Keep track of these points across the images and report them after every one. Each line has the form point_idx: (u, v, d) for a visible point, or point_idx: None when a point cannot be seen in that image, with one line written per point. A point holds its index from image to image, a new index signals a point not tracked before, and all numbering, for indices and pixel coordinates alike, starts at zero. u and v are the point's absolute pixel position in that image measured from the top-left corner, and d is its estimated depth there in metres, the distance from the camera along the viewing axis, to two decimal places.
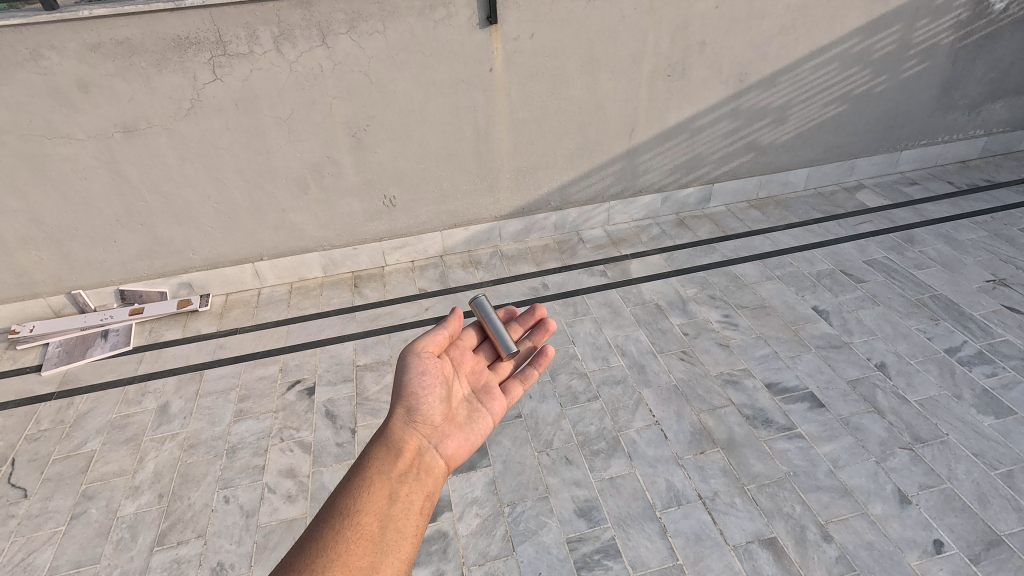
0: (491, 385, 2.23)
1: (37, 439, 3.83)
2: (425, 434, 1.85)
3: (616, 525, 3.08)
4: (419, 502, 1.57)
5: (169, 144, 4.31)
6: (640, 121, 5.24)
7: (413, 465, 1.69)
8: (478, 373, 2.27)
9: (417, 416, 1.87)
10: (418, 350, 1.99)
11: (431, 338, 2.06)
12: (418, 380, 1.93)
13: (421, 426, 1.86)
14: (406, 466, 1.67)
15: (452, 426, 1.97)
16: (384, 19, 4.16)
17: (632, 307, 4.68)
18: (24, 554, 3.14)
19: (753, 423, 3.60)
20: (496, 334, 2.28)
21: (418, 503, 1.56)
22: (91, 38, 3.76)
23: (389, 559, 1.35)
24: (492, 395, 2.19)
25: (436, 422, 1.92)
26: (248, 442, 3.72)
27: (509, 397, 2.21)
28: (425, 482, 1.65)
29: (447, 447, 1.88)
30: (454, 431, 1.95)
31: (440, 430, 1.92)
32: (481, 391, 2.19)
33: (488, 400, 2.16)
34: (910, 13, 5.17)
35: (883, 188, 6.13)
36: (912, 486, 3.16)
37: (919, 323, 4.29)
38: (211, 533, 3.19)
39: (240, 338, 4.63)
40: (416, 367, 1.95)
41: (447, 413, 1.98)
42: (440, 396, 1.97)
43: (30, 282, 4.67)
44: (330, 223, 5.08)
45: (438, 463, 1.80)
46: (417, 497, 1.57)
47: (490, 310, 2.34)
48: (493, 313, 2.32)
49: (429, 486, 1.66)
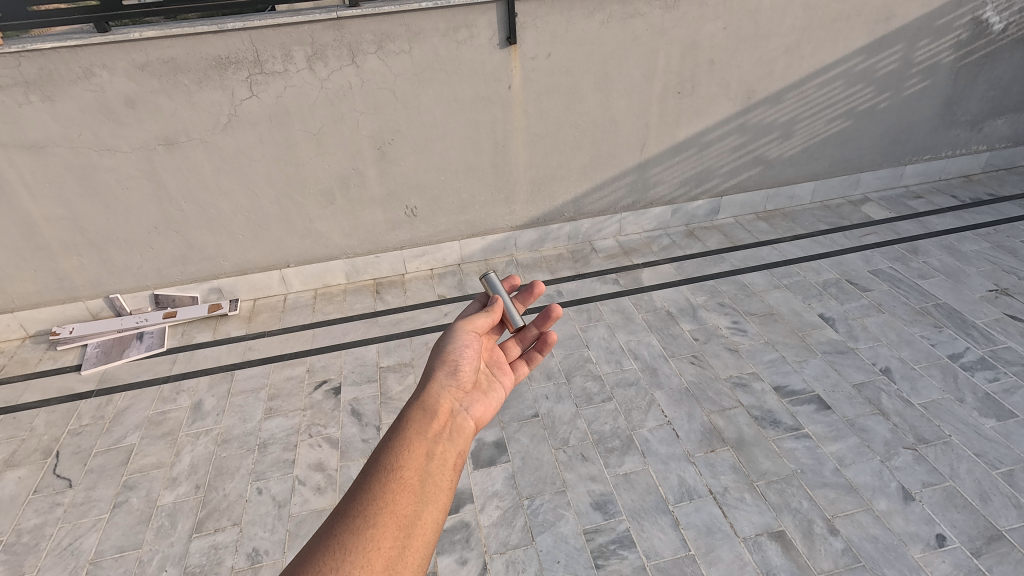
0: (503, 360, 2.21)
1: (79, 434, 4.04)
2: (456, 397, 1.80)
3: (630, 518, 3.23)
4: (454, 458, 1.51)
5: (206, 157, 4.57)
6: (651, 135, 5.46)
7: (447, 425, 1.62)
8: (493, 350, 2.22)
9: (450, 381, 1.83)
10: (467, 327, 2.01)
11: (481, 320, 2.07)
12: (459, 352, 1.92)
13: (454, 390, 1.82)
14: (440, 425, 1.60)
15: (478, 394, 1.93)
16: (410, 39, 4.42)
17: (644, 314, 4.86)
18: (71, 539, 3.33)
19: (762, 423, 3.75)
20: (506, 313, 2.24)
21: (453, 460, 1.50)
22: (139, 58, 4.03)
23: (430, 509, 1.31)
24: (504, 370, 2.17)
25: (466, 388, 1.88)
26: (279, 437, 3.91)
27: (519, 374, 2.21)
28: (459, 441, 1.59)
29: (475, 411, 1.83)
30: (480, 398, 1.91)
31: (469, 395, 1.88)
32: (496, 365, 2.16)
33: (502, 373, 2.14)
34: (911, 33, 5.39)
35: (888, 201, 6.29)
36: (916, 484, 3.29)
37: (922, 330, 4.43)
38: (246, 521, 3.36)
39: (268, 341, 4.85)
40: (461, 340, 1.95)
41: (474, 381, 1.95)
42: (473, 366, 1.94)
43: (71, 286, 4.92)
44: (354, 231, 5.31)
45: (469, 424, 1.74)
46: (451, 455, 1.51)
47: (501, 287, 2.33)
48: (504, 291, 2.30)
49: (462, 445, 1.60)
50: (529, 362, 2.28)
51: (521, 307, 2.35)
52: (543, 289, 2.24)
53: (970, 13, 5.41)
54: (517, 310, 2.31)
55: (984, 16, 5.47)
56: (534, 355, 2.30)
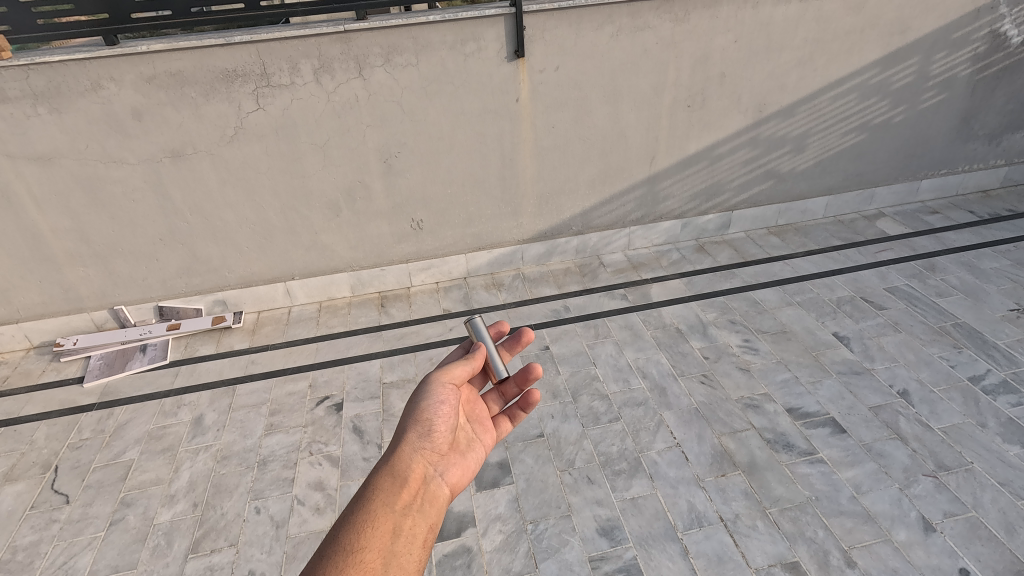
0: (484, 415, 2.18)
1: (79, 448, 4.00)
2: (431, 461, 1.78)
3: (638, 545, 3.12)
4: (423, 533, 1.48)
5: (212, 169, 4.56)
6: (660, 149, 5.39)
7: (418, 495, 1.60)
8: (473, 404, 2.18)
9: (425, 442, 1.80)
10: (443, 379, 1.95)
11: (459, 372, 2.01)
12: (435, 408, 1.87)
13: (428, 453, 1.79)
14: (410, 496, 1.57)
15: (455, 456, 1.90)
16: (418, 52, 4.39)
17: (653, 330, 4.75)
18: (66, 557, 3.27)
19: (775, 447, 3.62)
20: (491, 363, 2.14)
21: (422, 535, 1.48)
22: (147, 71, 4.03)
23: None
24: (485, 427, 2.15)
25: (442, 450, 1.85)
26: (279, 455, 3.84)
27: (501, 430, 2.20)
28: (429, 513, 1.57)
29: (450, 476, 1.81)
30: (457, 461, 1.89)
31: (444, 458, 1.85)
32: (476, 420, 2.13)
33: (483, 430, 2.13)
34: (927, 46, 5.29)
35: (904, 216, 6.16)
36: (937, 514, 3.15)
37: (941, 351, 4.29)
38: (243, 542, 3.29)
39: (271, 355, 4.79)
40: (438, 396, 1.90)
41: (451, 441, 1.92)
42: (450, 424, 1.91)
43: (76, 297, 4.91)
44: (360, 244, 5.27)
45: (442, 492, 1.72)
46: (420, 529, 1.49)
47: (486, 333, 2.20)
48: (489, 336, 2.19)
49: (432, 517, 1.58)
50: (512, 418, 2.26)
51: (507, 356, 2.31)
52: (530, 339, 2.17)
53: (988, 25, 5.31)
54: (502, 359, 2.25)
55: (1002, 29, 5.37)
56: (517, 411, 2.27)
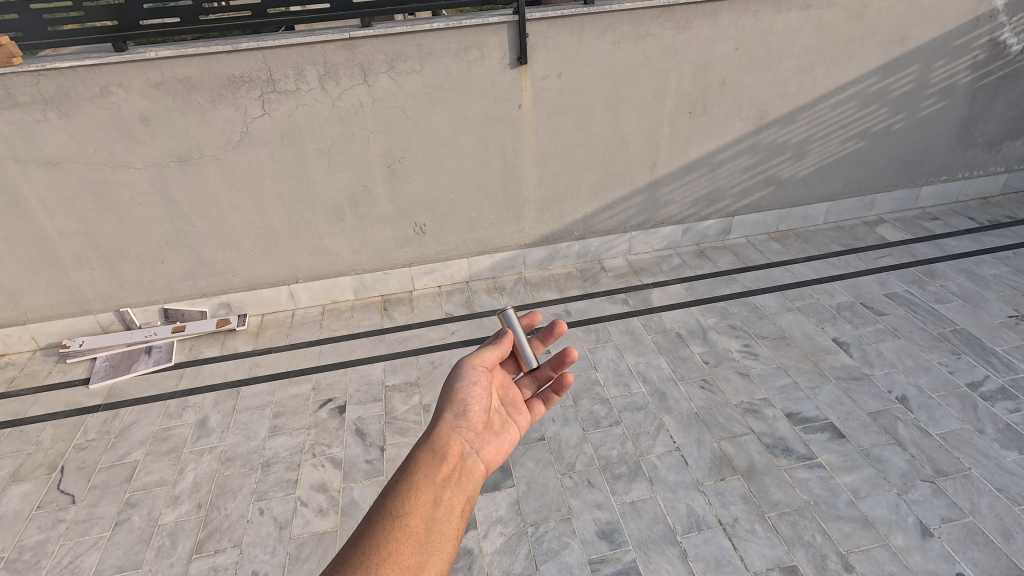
0: (517, 400, 2.17)
1: (84, 448, 4.04)
2: (467, 439, 1.79)
3: (637, 548, 3.15)
4: (462, 504, 1.50)
5: (219, 174, 4.61)
6: (662, 155, 5.44)
7: (456, 469, 1.61)
8: (506, 388, 2.18)
9: (461, 422, 1.82)
10: (474, 364, 1.99)
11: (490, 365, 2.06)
12: (469, 391, 1.90)
13: (464, 432, 1.80)
14: (449, 470, 1.59)
15: (490, 436, 1.90)
16: (421, 59, 4.45)
17: (653, 335, 4.79)
18: (72, 557, 3.31)
19: (773, 452, 3.66)
20: (520, 348, 2.16)
21: (460, 505, 1.49)
22: (154, 77, 4.09)
23: (434, 559, 1.29)
24: (519, 409, 2.14)
25: (477, 429, 1.86)
26: (282, 457, 3.88)
27: (534, 413, 2.17)
28: (467, 486, 1.58)
29: (486, 453, 1.81)
30: (491, 439, 1.88)
31: (480, 437, 1.86)
32: (509, 404, 2.12)
33: (516, 413, 2.11)
34: (927, 54, 5.33)
35: (904, 222, 6.19)
36: (935, 519, 3.18)
37: (940, 357, 4.32)
38: (247, 543, 3.33)
39: (275, 357, 4.84)
40: (470, 379, 1.93)
41: (486, 421, 1.92)
42: (483, 406, 1.92)
43: (82, 299, 4.96)
44: (363, 248, 5.31)
45: (480, 468, 1.73)
46: (459, 499, 1.50)
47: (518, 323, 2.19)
48: (521, 326, 2.20)
49: (471, 490, 1.59)
50: (545, 401, 2.23)
51: (540, 347, 2.28)
52: (564, 330, 2.14)
53: (987, 34, 5.36)
54: (534, 349, 2.24)
55: (1001, 38, 5.42)
56: (550, 395, 2.23)
